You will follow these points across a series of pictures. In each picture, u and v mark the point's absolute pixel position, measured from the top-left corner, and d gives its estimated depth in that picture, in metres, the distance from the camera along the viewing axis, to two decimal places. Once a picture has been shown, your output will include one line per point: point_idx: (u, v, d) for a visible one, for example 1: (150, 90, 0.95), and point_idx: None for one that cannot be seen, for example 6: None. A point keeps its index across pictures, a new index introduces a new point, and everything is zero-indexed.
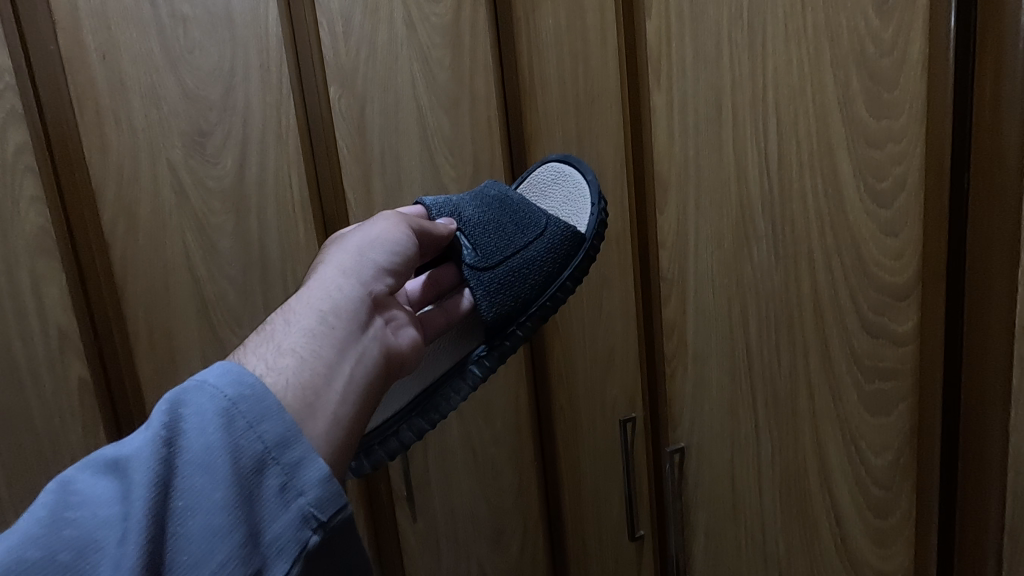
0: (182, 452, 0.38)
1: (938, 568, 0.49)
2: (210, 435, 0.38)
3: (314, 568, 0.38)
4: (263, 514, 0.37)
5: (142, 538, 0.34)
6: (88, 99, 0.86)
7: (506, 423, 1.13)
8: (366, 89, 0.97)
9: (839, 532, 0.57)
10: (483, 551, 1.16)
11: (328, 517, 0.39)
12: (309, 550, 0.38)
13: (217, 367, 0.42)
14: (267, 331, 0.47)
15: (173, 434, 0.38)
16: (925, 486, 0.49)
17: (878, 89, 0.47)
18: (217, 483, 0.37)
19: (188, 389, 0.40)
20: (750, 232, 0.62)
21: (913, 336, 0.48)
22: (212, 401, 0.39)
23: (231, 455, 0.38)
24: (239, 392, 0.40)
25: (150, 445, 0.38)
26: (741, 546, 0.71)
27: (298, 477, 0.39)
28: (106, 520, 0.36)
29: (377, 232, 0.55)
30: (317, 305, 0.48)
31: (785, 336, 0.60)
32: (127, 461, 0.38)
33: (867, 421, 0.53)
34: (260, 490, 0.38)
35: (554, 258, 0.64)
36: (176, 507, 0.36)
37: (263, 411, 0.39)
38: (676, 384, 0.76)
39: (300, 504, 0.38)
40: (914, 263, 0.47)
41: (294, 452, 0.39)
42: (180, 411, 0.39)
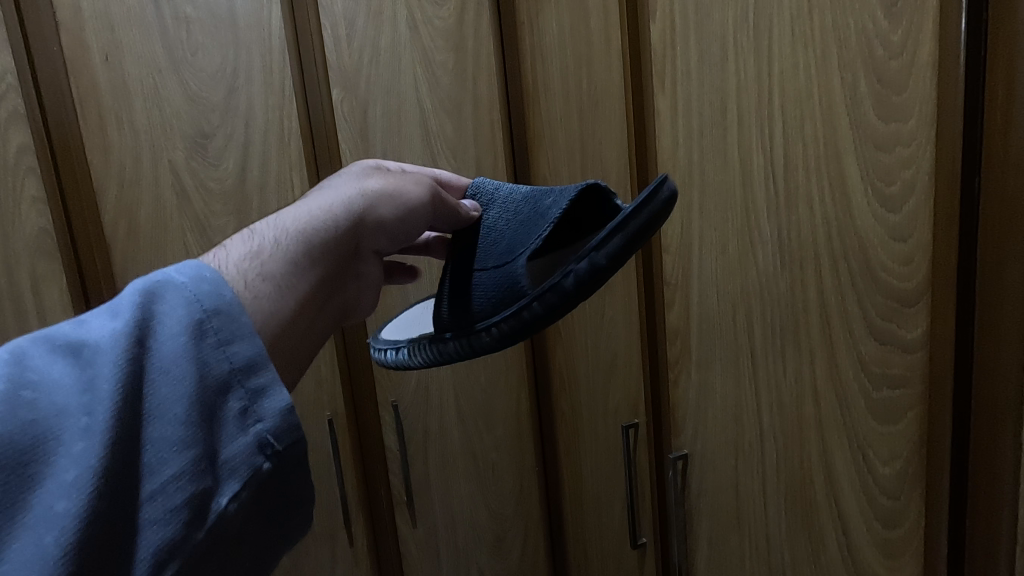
0: (146, 352, 0.32)
1: None
2: (177, 338, 0.33)
3: (261, 501, 0.33)
4: (221, 436, 0.32)
5: (99, 438, 0.29)
6: (90, 100, 0.86)
7: (507, 427, 1.12)
8: (369, 92, 0.97)
9: (846, 541, 0.56)
10: (483, 557, 1.15)
11: (286, 450, 0.34)
12: (262, 481, 0.33)
13: (197, 261, 0.37)
14: (251, 238, 0.43)
15: (139, 328, 0.33)
16: (934, 496, 0.48)
17: (887, 92, 0.46)
18: (180, 393, 0.32)
19: (159, 281, 0.35)
20: (755, 237, 0.61)
21: (922, 343, 0.47)
22: (184, 302, 0.34)
23: (196, 367, 0.32)
24: (217, 302, 0.34)
25: (111, 337, 0.32)
26: (745, 555, 0.70)
27: (265, 404, 0.34)
28: (52, 406, 0.30)
29: (399, 186, 0.53)
30: (310, 236, 0.45)
31: (790, 342, 0.59)
32: (79, 349, 0.32)
33: (874, 430, 0.52)
34: (223, 409, 0.32)
35: (501, 292, 0.48)
36: (134, 411, 0.30)
37: (238, 326, 0.34)
38: (680, 390, 0.75)
39: (260, 432, 0.33)
40: (923, 269, 0.46)
41: (264, 377, 0.34)
42: (152, 305, 0.34)
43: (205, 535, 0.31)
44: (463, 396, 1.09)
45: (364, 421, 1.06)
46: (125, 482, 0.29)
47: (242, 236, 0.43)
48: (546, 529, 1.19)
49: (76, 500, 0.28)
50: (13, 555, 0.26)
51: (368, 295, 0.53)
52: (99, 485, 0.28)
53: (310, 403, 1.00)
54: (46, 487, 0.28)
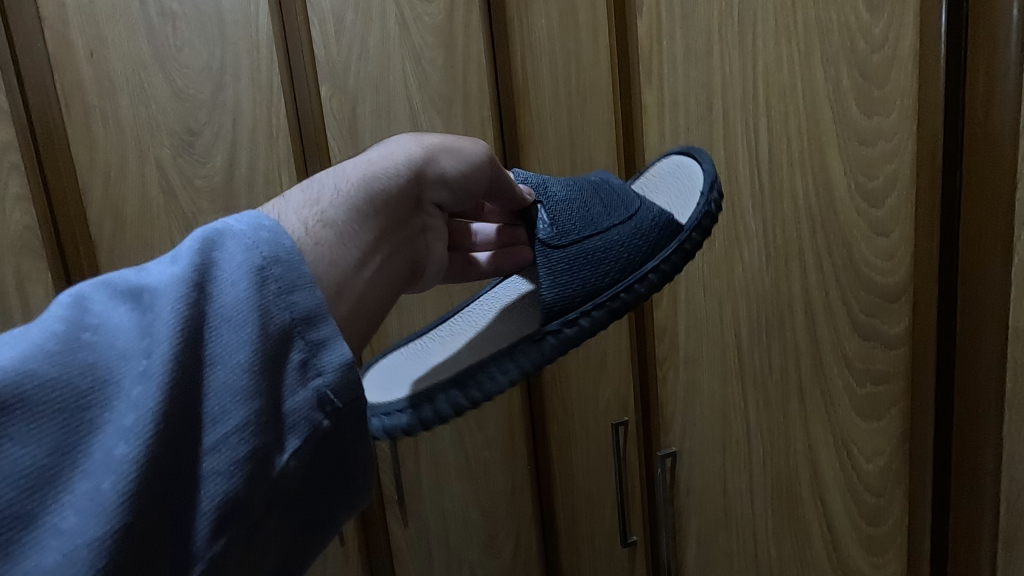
0: (209, 300, 0.32)
1: None
2: (240, 287, 0.32)
3: (318, 461, 0.33)
4: (281, 387, 0.32)
5: (161, 382, 0.29)
6: (75, 97, 0.85)
7: (499, 425, 1.12)
8: (358, 89, 0.96)
9: (831, 538, 0.56)
10: (475, 555, 1.15)
11: (345, 407, 0.33)
12: (320, 438, 0.32)
13: (257, 213, 0.37)
14: (312, 186, 0.43)
15: (203, 278, 0.32)
16: (916, 493, 0.47)
17: (869, 86, 0.46)
18: (241, 342, 0.31)
19: (220, 232, 0.35)
20: (740, 233, 0.61)
21: (904, 339, 0.47)
22: (244, 253, 0.34)
23: (257, 316, 0.32)
24: (276, 252, 0.34)
25: (177, 285, 0.32)
26: (733, 552, 0.70)
27: (324, 357, 0.33)
28: (117, 350, 0.30)
29: (458, 145, 0.50)
30: (372, 187, 0.45)
31: (776, 339, 0.59)
32: (146, 294, 0.32)
33: (858, 426, 0.51)
34: (282, 359, 0.32)
35: (639, 246, 0.51)
36: (196, 358, 0.30)
37: (298, 278, 0.34)
38: (669, 387, 0.75)
39: (318, 387, 0.32)
40: (905, 264, 0.46)
41: (322, 330, 0.33)
42: (212, 255, 0.33)
43: (266, 485, 0.30)
44: None
45: None
46: (187, 426, 0.29)
47: (304, 185, 0.44)
48: (539, 527, 1.18)
49: (138, 442, 0.27)
50: (87, 490, 0.26)
51: (438, 253, 0.52)
52: (168, 426, 0.28)
53: None
54: (114, 427, 0.28)
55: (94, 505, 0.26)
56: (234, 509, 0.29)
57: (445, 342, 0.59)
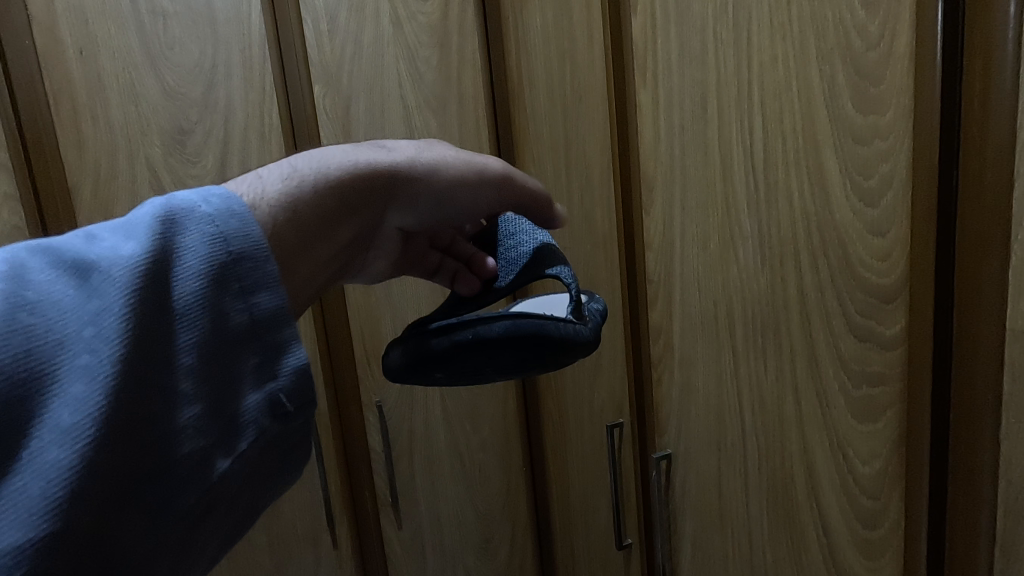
0: (168, 287, 0.31)
1: None
2: (199, 280, 0.31)
3: (262, 458, 0.33)
4: (233, 387, 0.32)
5: (110, 379, 0.27)
6: (64, 96, 0.84)
7: (493, 427, 1.11)
8: (351, 88, 0.95)
9: (827, 542, 0.55)
10: (469, 558, 1.14)
11: (293, 410, 0.34)
12: (266, 437, 0.33)
13: (227, 195, 0.35)
14: (292, 171, 0.40)
15: (161, 262, 0.31)
16: (913, 496, 0.47)
17: (864, 85, 0.46)
18: (195, 339, 0.30)
19: (180, 213, 0.33)
20: (735, 233, 0.60)
21: (900, 340, 0.46)
22: (208, 240, 0.32)
23: (215, 312, 0.31)
24: (241, 248, 0.33)
25: (133, 268, 0.30)
26: (728, 556, 0.69)
27: (277, 358, 0.33)
28: (59, 336, 0.28)
29: (457, 167, 0.47)
30: (347, 195, 0.42)
31: (771, 340, 0.58)
32: (94, 271, 0.30)
33: (854, 428, 0.51)
34: (236, 359, 0.32)
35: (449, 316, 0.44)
36: (147, 353, 0.29)
37: (262, 275, 0.33)
38: (664, 389, 0.74)
39: (270, 388, 0.33)
40: (901, 265, 0.45)
41: (279, 333, 0.33)
42: (172, 240, 0.32)
43: (210, 485, 0.30)
44: (449, 395, 1.08)
45: (347, 420, 1.05)
46: (139, 422, 0.28)
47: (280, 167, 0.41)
48: (534, 529, 1.18)
49: (81, 441, 0.26)
50: (22, 486, 0.25)
51: (378, 265, 0.52)
52: (115, 423, 0.27)
53: None
54: (56, 421, 0.26)
55: (34, 504, 0.25)
56: (177, 508, 0.29)
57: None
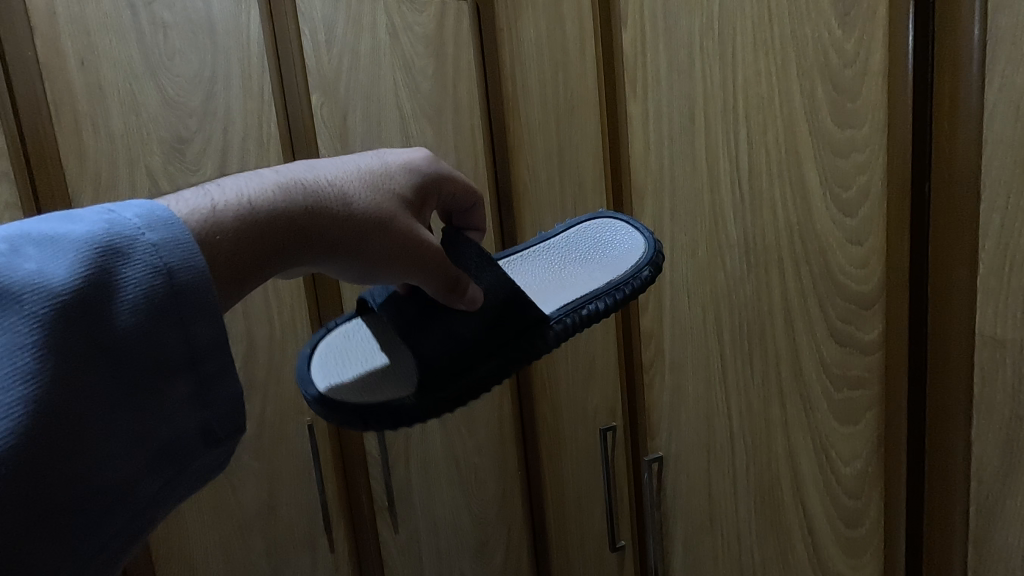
0: (102, 320, 0.30)
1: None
2: (137, 313, 0.31)
3: (176, 485, 0.34)
4: (158, 418, 0.32)
5: (26, 418, 0.27)
6: (65, 104, 0.85)
7: (489, 431, 1.13)
8: (349, 97, 0.97)
9: (812, 541, 0.57)
10: (466, 561, 1.15)
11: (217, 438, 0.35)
12: (185, 464, 0.34)
13: (174, 220, 0.33)
14: (245, 210, 0.38)
15: (94, 293, 0.30)
16: (892, 494, 0.48)
17: (842, 99, 0.48)
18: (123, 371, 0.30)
19: (123, 238, 0.32)
20: (723, 241, 0.62)
21: (878, 345, 0.48)
22: (149, 270, 0.32)
23: (149, 347, 0.31)
24: (183, 284, 0.32)
25: (63, 299, 0.29)
26: (717, 556, 0.71)
27: (210, 390, 0.34)
28: None
29: (415, 244, 0.45)
30: (289, 244, 0.40)
31: (757, 345, 0.60)
32: (15, 296, 0.28)
33: (836, 429, 0.53)
34: (165, 391, 0.32)
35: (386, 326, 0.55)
36: (69, 388, 0.29)
37: (203, 309, 0.33)
38: (654, 392, 0.76)
39: (197, 418, 0.34)
40: (878, 272, 0.47)
41: (213, 367, 0.34)
42: (106, 269, 0.31)
43: (126, 513, 0.31)
44: None
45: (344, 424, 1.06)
46: (61, 459, 0.28)
47: (237, 198, 0.38)
48: (529, 533, 1.19)
49: None
50: None
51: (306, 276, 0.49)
52: (29, 462, 0.27)
53: (289, 407, 1.01)
54: None
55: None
56: (95, 538, 0.30)
57: (559, 260, 0.61)
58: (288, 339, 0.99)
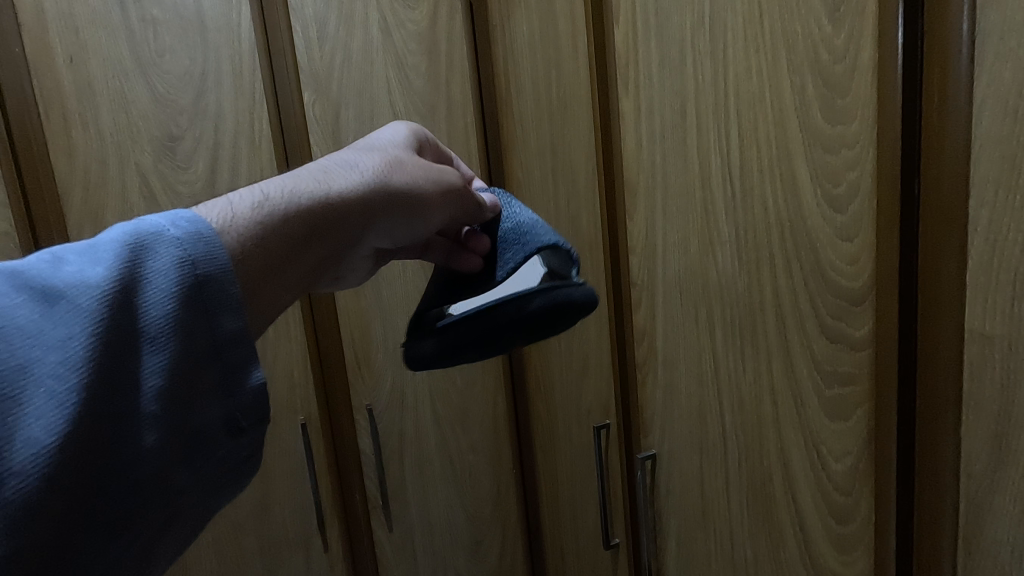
0: (137, 313, 0.32)
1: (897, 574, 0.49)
2: (168, 305, 0.33)
3: (216, 472, 0.35)
4: (194, 406, 0.33)
5: (75, 404, 0.29)
6: (54, 102, 0.85)
7: (484, 429, 1.13)
8: (341, 94, 0.97)
9: (803, 537, 0.57)
10: (460, 559, 1.15)
11: (249, 423, 0.36)
12: (222, 450, 0.35)
13: (195, 218, 0.36)
14: (263, 198, 0.41)
15: (129, 288, 0.32)
16: (882, 491, 0.48)
17: (832, 95, 0.47)
18: (162, 360, 0.32)
19: (151, 237, 0.34)
20: (715, 238, 0.62)
21: (868, 341, 0.48)
22: (176, 264, 0.34)
23: (182, 335, 0.33)
24: (208, 273, 0.34)
25: (102, 294, 0.31)
26: (711, 553, 0.71)
27: (239, 377, 0.35)
28: (23, 360, 0.29)
29: (430, 184, 0.50)
30: (322, 213, 0.43)
31: (749, 342, 0.60)
32: (61, 297, 0.31)
33: (827, 426, 0.53)
34: (201, 378, 0.34)
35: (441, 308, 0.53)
36: (111, 376, 0.30)
37: (227, 297, 0.35)
38: (647, 389, 0.76)
39: (229, 405, 0.35)
40: (869, 268, 0.47)
41: (242, 354, 0.35)
42: (138, 264, 0.33)
43: (172, 497, 0.33)
44: (439, 398, 1.09)
45: (337, 423, 1.06)
46: (103, 445, 0.30)
47: (256, 191, 0.42)
48: (525, 532, 1.19)
49: (46, 465, 0.27)
50: None
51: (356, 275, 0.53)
52: (77, 447, 0.29)
53: (282, 406, 1.00)
54: (26, 446, 0.27)
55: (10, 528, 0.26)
56: (143, 519, 0.31)
57: None
58: (280, 337, 0.99)
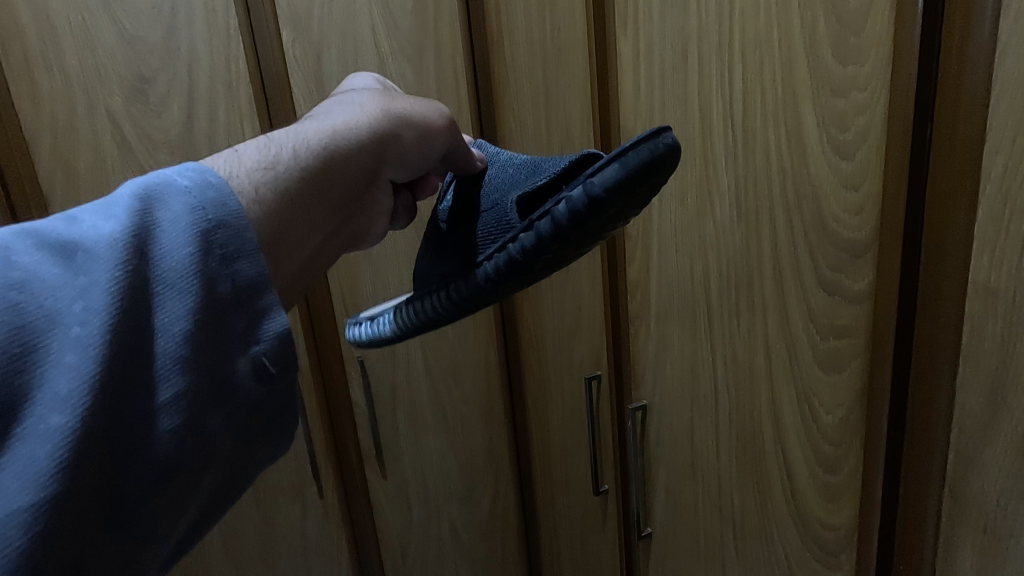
0: (155, 261, 0.30)
1: (881, 517, 0.51)
2: (185, 252, 0.31)
3: (252, 425, 0.32)
4: (222, 356, 0.31)
5: (98, 351, 0.27)
6: (15, 43, 0.80)
7: (476, 382, 1.11)
8: (323, 36, 0.87)
9: (790, 486, 0.58)
10: (454, 505, 1.18)
11: (279, 373, 0.33)
12: (256, 402, 0.32)
13: (203, 168, 0.34)
14: (268, 145, 0.40)
15: (145, 237, 0.30)
16: (874, 441, 0.49)
17: (846, 33, 0.45)
18: (185, 308, 0.30)
19: (163, 186, 0.32)
20: (713, 188, 0.59)
21: (867, 293, 0.47)
22: (191, 210, 0.32)
23: (201, 284, 0.30)
24: (223, 216, 0.32)
25: (118, 242, 0.29)
26: (698, 501, 0.72)
27: (264, 326, 0.32)
28: (45, 309, 0.27)
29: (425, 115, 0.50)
30: (327, 149, 0.43)
31: (744, 296, 0.59)
32: (78, 250, 0.29)
33: (821, 379, 0.52)
34: (226, 326, 0.31)
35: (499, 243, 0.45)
36: (134, 323, 0.29)
37: (246, 243, 0.32)
38: (640, 343, 0.75)
39: (256, 353, 0.32)
40: (874, 218, 0.46)
41: (267, 300, 0.32)
42: (153, 213, 0.31)
43: (206, 452, 0.30)
44: (430, 351, 1.08)
45: (328, 376, 1.06)
46: (128, 393, 0.28)
47: (256, 141, 0.41)
48: (518, 481, 1.20)
49: (74, 412, 0.26)
50: (21, 457, 0.25)
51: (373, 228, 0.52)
52: (103, 396, 0.27)
53: None
54: (53, 396, 0.26)
55: (30, 477, 0.25)
56: (178, 474, 0.29)
57: None
58: None
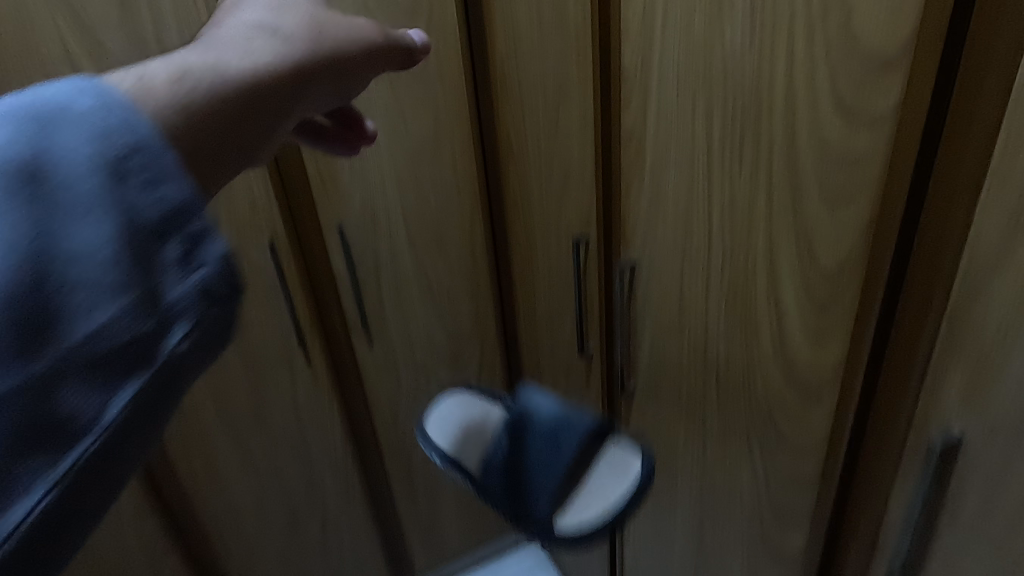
0: (66, 189, 0.31)
1: (871, 321, 0.60)
2: (95, 177, 0.31)
3: (193, 351, 0.33)
4: (152, 278, 0.32)
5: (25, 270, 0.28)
6: None
7: (463, 253, 1.10)
8: None
9: (777, 320, 0.65)
10: (441, 371, 1.25)
11: (216, 289, 0.34)
12: (196, 323, 0.33)
13: (106, 91, 0.34)
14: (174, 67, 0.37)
15: (52, 162, 0.31)
16: (879, 247, 0.56)
17: None
18: (104, 233, 0.31)
19: (62, 110, 0.32)
20: (723, 13, 0.56)
21: (897, 102, 0.50)
22: (96, 136, 0.32)
23: (120, 217, 0.31)
24: (133, 140, 0.32)
25: (22, 170, 0.30)
26: (682, 349, 0.77)
27: (195, 252, 0.33)
28: None
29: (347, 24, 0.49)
30: (238, 73, 0.39)
31: (749, 133, 0.59)
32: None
33: (820, 208, 0.58)
34: (152, 252, 0.32)
35: None
36: (59, 244, 0.29)
37: (159, 166, 0.32)
38: (633, 197, 0.72)
39: (190, 275, 0.33)
40: (910, 25, 0.48)
41: (193, 222, 0.33)
42: (54, 139, 0.31)
43: (143, 368, 0.31)
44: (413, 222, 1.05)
45: (310, 251, 1.05)
46: (63, 310, 0.29)
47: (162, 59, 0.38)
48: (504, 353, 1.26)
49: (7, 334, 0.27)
50: None
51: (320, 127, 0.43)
52: (39, 315, 0.28)
53: (247, 231, 0.96)
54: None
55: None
56: (118, 390, 0.30)
57: None
58: None
